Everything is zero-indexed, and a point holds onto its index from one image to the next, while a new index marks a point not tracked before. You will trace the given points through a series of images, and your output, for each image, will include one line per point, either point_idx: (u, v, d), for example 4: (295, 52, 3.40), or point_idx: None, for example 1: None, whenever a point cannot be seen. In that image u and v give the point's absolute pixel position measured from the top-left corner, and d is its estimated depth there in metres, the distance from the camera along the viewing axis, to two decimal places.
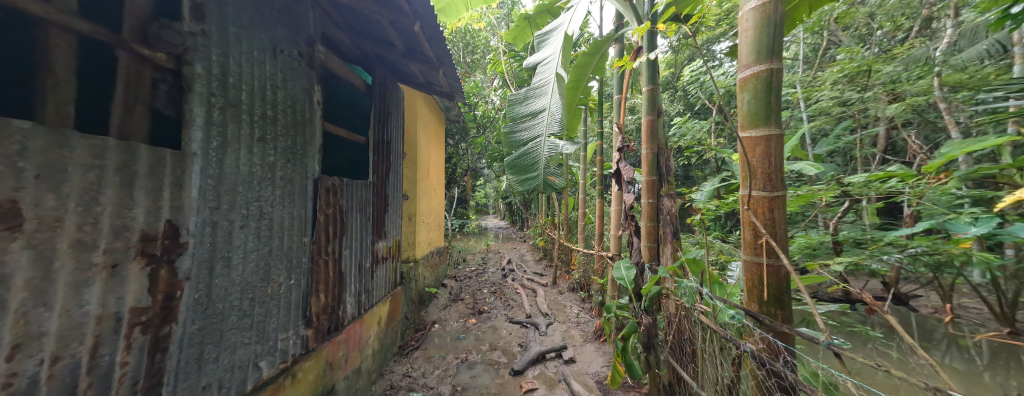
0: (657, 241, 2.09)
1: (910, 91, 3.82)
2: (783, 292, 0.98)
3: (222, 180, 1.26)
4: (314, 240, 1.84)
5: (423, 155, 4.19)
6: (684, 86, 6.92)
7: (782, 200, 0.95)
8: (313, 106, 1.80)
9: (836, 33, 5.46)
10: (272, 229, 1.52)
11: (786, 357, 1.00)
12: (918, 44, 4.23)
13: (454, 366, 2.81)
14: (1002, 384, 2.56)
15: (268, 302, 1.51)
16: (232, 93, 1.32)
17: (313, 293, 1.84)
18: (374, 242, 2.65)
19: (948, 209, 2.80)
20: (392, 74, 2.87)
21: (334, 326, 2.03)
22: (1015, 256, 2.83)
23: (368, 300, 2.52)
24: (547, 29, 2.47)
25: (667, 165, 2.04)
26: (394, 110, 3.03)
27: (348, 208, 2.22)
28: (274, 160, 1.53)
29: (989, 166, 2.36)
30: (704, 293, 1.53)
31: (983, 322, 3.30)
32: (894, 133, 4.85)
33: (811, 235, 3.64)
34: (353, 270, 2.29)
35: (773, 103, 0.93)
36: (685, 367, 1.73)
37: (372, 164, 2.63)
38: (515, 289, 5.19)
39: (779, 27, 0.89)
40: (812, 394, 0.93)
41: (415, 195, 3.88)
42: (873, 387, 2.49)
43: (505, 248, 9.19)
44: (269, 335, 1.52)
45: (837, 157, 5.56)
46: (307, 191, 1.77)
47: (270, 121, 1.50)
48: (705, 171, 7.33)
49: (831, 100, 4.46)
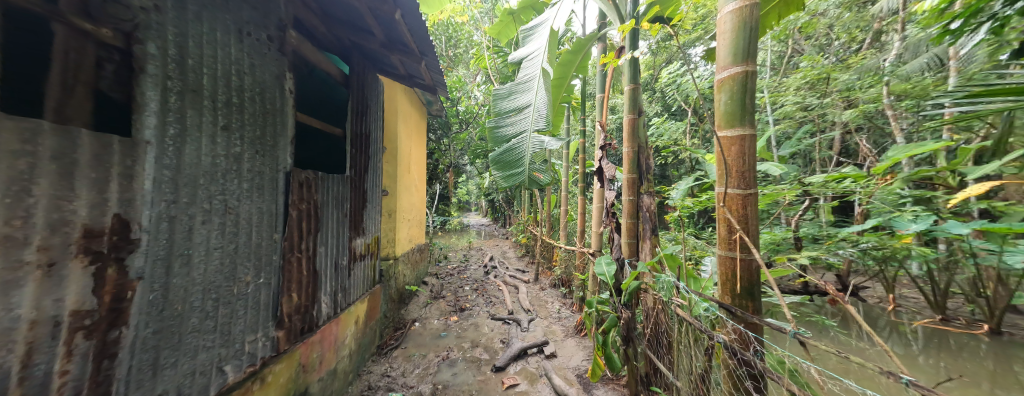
0: (637, 237, 2.09)
1: (863, 96, 4.13)
2: (754, 285, 1.03)
3: (180, 171, 1.16)
4: (287, 237, 1.74)
5: (404, 150, 4.06)
6: (663, 88, 7.18)
7: (755, 197, 0.99)
8: (285, 95, 1.71)
9: (800, 41, 5.84)
10: (238, 225, 1.42)
11: (756, 347, 1.06)
12: (870, 55, 4.59)
13: (435, 365, 2.76)
14: (935, 364, 2.84)
15: (235, 302, 1.42)
16: (192, 77, 1.21)
17: (285, 293, 1.75)
18: (352, 239, 2.55)
19: (894, 208, 3.06)
20: (370, 64, 2.75)
21: (308, 326, 1.94)
22: (948, 250, 3.16)
23: (346, 299, 2.43)
24: (532, 24, 2.44)
25: (647, 163, 2.07)
26: (373, 102, 2.91)
27: (323, 203, 2.12)
28: (240, 151, 1.42)
29: (929, 169, 2.59)
30: (681, 287, 1.59)
31: (920, 310, 3.64)
32: (847, 138, 5.27)
33: (776, 232, 3.88)
34: (329, 268, 2.20)
35: (747, 105, 0.96)
36: (662, 359, 1.82)
37: (349, 158, 2.52)
38: (497, 286, 5.17)
39: (754, 31, 0.93)
40: (779, 380, 1.00)
41: (396, 190, 3.79)
42: (829, 371, 2.67)
43: (487, 245, 9.17)
44: (235, 337, 1.42)
45: (799, 159, 5.95)
46: (278, 185, 1.67)
47: (236, 109, 1.40)
48: (680, 170, 7.63)
49: (794, 105, 4.80)
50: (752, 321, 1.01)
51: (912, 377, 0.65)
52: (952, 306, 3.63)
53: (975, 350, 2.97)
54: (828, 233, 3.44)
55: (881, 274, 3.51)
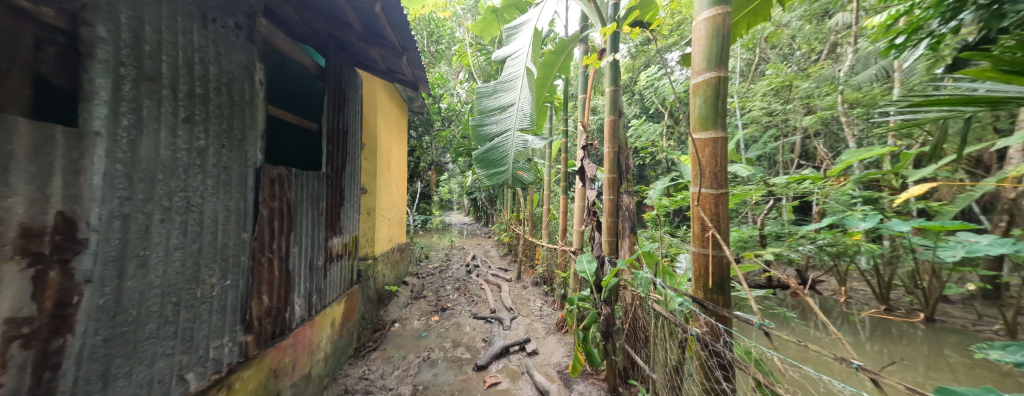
0: (617, 235, 2.14)
1: (821, 104, 4.45)
2: (724, 280, 1.09)
3: (135, 166, 1.07)
4: (257, 236, 1.65)
5: (384, 146, 3.95)
6: (642, 91, 7.41)
7: (726, 197, 1.04)
8: (255, 87, 1.62)
9: (766, 50, 6.21)
10: (202, 224, 1.33)
11: (726, 339, 1.12)
12: (827, 65, 4.96)
13: (415, 365, 2.72)
14: (879, 350, 3.12)
15: (199, 306, 1.33)
16: (149, 64, 1.11)
17: (254, 295, 1.66)
18: (329, 238, 2.46)
19: (846, 208, 3.33)
20: (348, 57, 2.66)
21: (279, 330, 1.85)
22: (891, 246, 3.47)
23: (321, 301, 2.33)
24: (516, 23, 2.44)
25: (627, 163, 2.13)
26: (351, 96, 2.81)
27: (297, 201, 2.03)
28: (204, 145, 1.33)
29: (877, 171, 2.83)
30: (657, 283, 1.65)
31: (867, 301, 3.99)
32: (807, 142, 5.67)
33: (744, 229, 4.12)
34: (303, 269, 2.11)
35: (720, 108, 1.02)
36: (639, 353, 1.89)
37: (326, 154, 2.42)
38: (480, 285, 5.15)
39: (726, 38, 0.98)
40: (745, 369, 1.06)
41: (375, 188, 3.69)
42: (790, 359, 2.86)
43: (469, 244, 9.11)
44: (199, 343, 1.33)
45: (764, 161, 6.33)
46: (247, 182, 1.58)
47: (200, 100, 1.30)
48: (657, 171, 7.90)
49: (761, 110, 5.10)
50: (722, 314, 1.07)
51: (860, 363, 0.71)
52: (894, 297, 4.00)
53: (912, 336, 3.30)
54: (789, 231, 3.69)
55: (835, 269, 3.83)
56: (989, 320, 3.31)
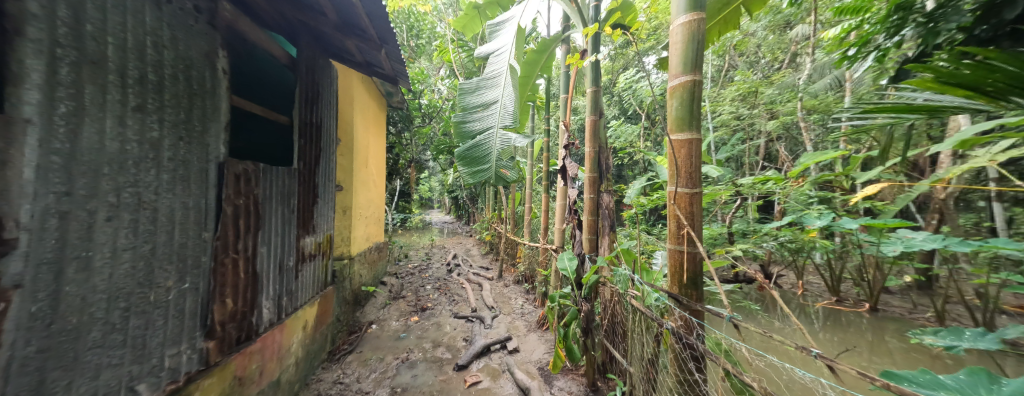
0: (597, 233, 2.18)
1: (783, 110, 4.77)
2: (698, 276, 1.14)
3: (75, 158, 0.96)
4: (220, 235, 1.54)
5: (361, 142, 3.80)
6: (620, 93, 7.61)
7: (700, 196, 1.09)
8: (217, 75, 1.51)
9: (735, 58, 6.56)
10: (156, 222, 1.22)
11: (699, 331, 1.17)
12: (789, 74, 5.31)
13: (394, 367, 2.65)
14: (831, 338, 3.39)
15: (153, 311, 1.22)
16: (91, 45, 1.00)
17: (217, 298, 1.55)
18: (301, 238, 2.34)
19: (803, 206, 3.58)
20: (322, 47, 2.53)
21: (245, 335, 1.74)
22: (843, 242, 3.78)
23: (292, 304, 2.22)
24: (499, 20, 2.43)
25: (607, 163, 2.17)
26: (326, 89, 2.69)
27: (265, 198, 1.91)
28: (159, 136, 1.22)
29: (831, 173, 3.07)
30: (635, 280, 1.71)
31: (822, 293, 4.32)
32: (771, 145, 6.05)
33: (714, 227, 4.34)
34: (272, 270, 1.99)
35: (695, 111, 1.06)
36: (617, 347, 1.94)
37: (298, 149, 2.30)
38: (460, 284, 5.10)
39: (701, 43, 1.02)
40: (716, 359, 1.11)
41: (352, 186, 3.55)
42: (756, 348, 3.05)
43: (450, 243, 9.00)
44: (153, 351, 1.22)
45: (733, 163, 6.69)
46: (208, 177, 1.46)
47: (153, 87, 1.19)
48: (634, 171, 8.15)
49: (730, 114, 5.39)
50: (695, 308, 1.12)
51: (817, 350, 0.77)
52: (844, 289, 4.36)
53: (859, 325, 3.61)
54: (754, 229, 3.93)
55: (794, 263, 4.12)
56: (923, 308, 3.69)
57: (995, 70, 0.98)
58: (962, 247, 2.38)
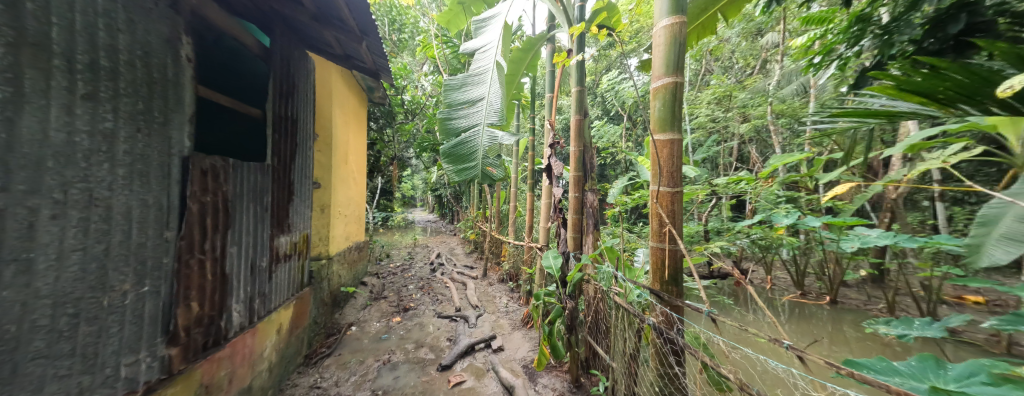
0: (582, 231, 2.21)
1: (754, 113, 5.02)
2: (679, 272, 1.17)
3: (12, 149, 0.86)
4: (184, 235, 1.44)
5: (341, 137, 3.67)
6: (603, 94, 7.76)
7: (681, 195, 1.12)
8: (181, 63, 1.41)
9: (711, 63, 6.83)
10: (110, 220, 1.12)
11: (678, 325, 1.21)
12: (760, 79, 5.59)
13: (375, 370, 2.58)
14: (797, 329, 3.61)
15: (107, 317, 1.12)
16: (33, 25, 0.90)
17: (181, 302, 1.44)
18: (275, 237, 2.23)
19: (772, 206, 3.79)
20: (299, 38, 2.42)
21: (213, 341, 1.64)
22: (807, 239, 4.03)
23: (265, 306, 2.11)
24: (485, 16, 2.40)
25: (591, 162, 2.19)
26: (302, 81, 2.57)
27: (235, 195, 1.80)
28: (113, 127, 1.12)
29: (797, 174, 3.26)
30: (619, 277, 1.74)
31: (789, 288, 4.59)
32: (744, 147, 6.34)
33: (691, 225, 4.50)
34: (243, 272, 1.88)
35: (677, 112, 1.08)
36: (600, 343, 1.98)
37: (271, 144, 2.18)
38: (444, 283, 5.04)
39: (682, 46, 1.04)
40: (695, 353, 1.15)
41: (330, 183, 3.42)
42: (732, 341, 3.20)
43: (433, 242, 8.87)
44: (106, 361, 1.12)
45: (708, 164, 6.98)
46: (170, 173, 1.36)
47: (106, 74, 1.09)
48: (616, 171, 8.33)
49: (706, 117, 5.61)
50: (676, 303, 1.15)
51: (788, 341, 0.81)
52: (809, 283, 4.65)
53: (821, 316, 3.86)
54: (728, 226, 4.12)
55: (764, 260, 4.35)
56: (876, 300, 3.99)
57: (947, 78, 1.07)
58: (910, 243, 2.59)
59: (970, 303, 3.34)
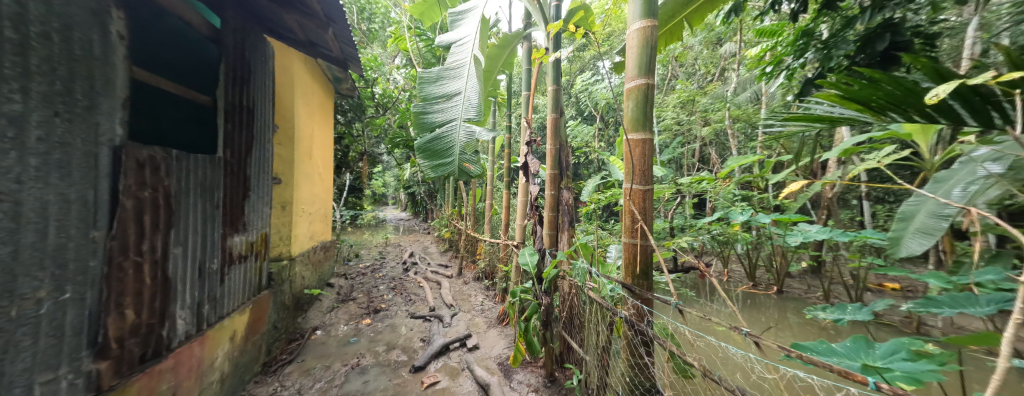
0: (557, 229, 2.24)
1: (714, 118, 5.37)
2: (650, 267, 1.22)
3: None
4: (115, 235, 1.27)
5: (304, 130, 3.43)
6: (577, 94, 7.93)
7: (652, 192, 1.17)
8: (112, 40, 1.24)
9: (677, 68, 7.21)
10: (22, 217, 0.96)
11: (649, 318, 1.25)
12: (720, 86, 5.99)
13: (342, 375, 2.45)
14: (750, 317, 3.92)
15: (15, 330, 0.96)
16: None
17: (112, 310, 1.28)
18: (228, 237, 2.04)
19: (730, 204, 4.07)
20: (255, 20, 2.22)
21: (152, 352, 1.47)
22: (759, 234, 4.39)
23: (216, 312, 1.92)
24: (461, 9, 2.34)
25: (567, 161, 2.22)
26: (259, 68, 2.36)
27: (179, 190, 1.62)
28: (23, 109, 0.96)
29: (753, 174, 3.53)
30: (593, 273, 1.78)
31: (743, 280, 4.98)
32: (705, 150, 6.77)
33: (658, 222, 4.74)
34: (189, 275, 1.70)
35: (649, 113, 1.12)
36: (574, 337, 2.02)
37: (223, 135, 1.98)
38: (418, 283, 4.90)
39: (654, 49, 1.08)
40: (664, 343, 1.20)
41: (292, 179, 3.18)
42: (696, 329, 3.42)
43: (406, 241, 8.61)
44: (15, 380, 0.96)
45: (673, 164, 7.38)
46: (99, 164, 1.20)
47: (15, 47, 0.94)
48: (589, 170, 8.55)
49: (672, 120, 5.92)
50: (647, 296, 1.20)
51: (748, 329, 0.87)
52: (760, 275, 5.07)
53: (771, 305, 4.23)
54: (690, 223, 4.38)
55: (722, 254, 4.68)
56: (816, 289, 4.45)
57: (879, 88, 1.17)
58: (844, 238, 2.89)
59: (890, 289, 3.82)
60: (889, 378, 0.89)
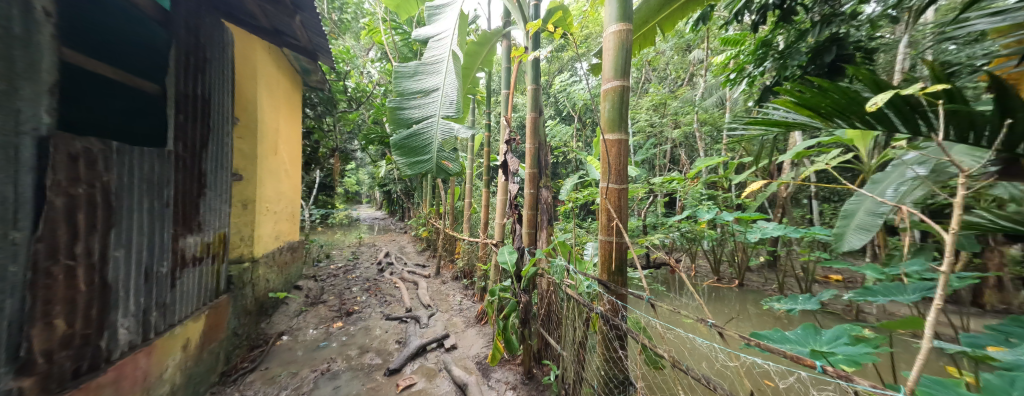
0: (536, 227, 2.25)
1: (684, 120, 5.64)
2: (624, 263, 1.26)
3: None
4: (41, 237, 1.13)
5: (268, 123, 3.21)
6: (556, 94, 8.03)
7: (626, 191, 1.21)
8: (35, 16, 1.10)
9: (650, 72, 7.50)
10: None
11: (623, 312, 1.29)
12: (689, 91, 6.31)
13: (311, 381, 2.33)
14: (715, 309, 4.16)
15: None
16: None
17: (38, 320, 1.13)
18: (181, 237, 1.87)
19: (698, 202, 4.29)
20: (211, 3, 2.05)
21: (88, 365, 1.32)
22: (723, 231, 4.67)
23: (165, 320, 1.76)
24: (439, 3, 2.30)
25: (546, 159, 2.23)
26: (216, 55, 2.18)
27: (122, 187, 1.46)
28: None
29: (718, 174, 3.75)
30: (570, 270, 1.81)
31: (709, 274, 5.28)
32: (676, 151, 7.10)
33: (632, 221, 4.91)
34: (134, 280, 1.55)
35: (623, 114, 1.16)
36: (552, 334, 2.05)
37: (174, 126, 1.82)
38: (393, 283, 4.76)
39: (628, 52, 1.11)
40: (637, 336, 1.24)
41: (256, 175, 2.98)
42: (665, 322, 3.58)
43: (382, 240, 8.35)
44: None
45: (647, 165, 7.67)
46: (20, 155, 1.05)
47: None
48: (568, 169, 8.71)
49: (645, 122, 6.15)
50: (621, 292, 1.23)
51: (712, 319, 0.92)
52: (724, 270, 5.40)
53: (734, 297, 4.51)
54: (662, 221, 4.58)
55: (690, 250, 4.94)
56: (772, 281, 4.81)
57: (828, 97, 1.28)
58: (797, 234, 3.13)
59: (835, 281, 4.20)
60: (833, 361, 0.98)
